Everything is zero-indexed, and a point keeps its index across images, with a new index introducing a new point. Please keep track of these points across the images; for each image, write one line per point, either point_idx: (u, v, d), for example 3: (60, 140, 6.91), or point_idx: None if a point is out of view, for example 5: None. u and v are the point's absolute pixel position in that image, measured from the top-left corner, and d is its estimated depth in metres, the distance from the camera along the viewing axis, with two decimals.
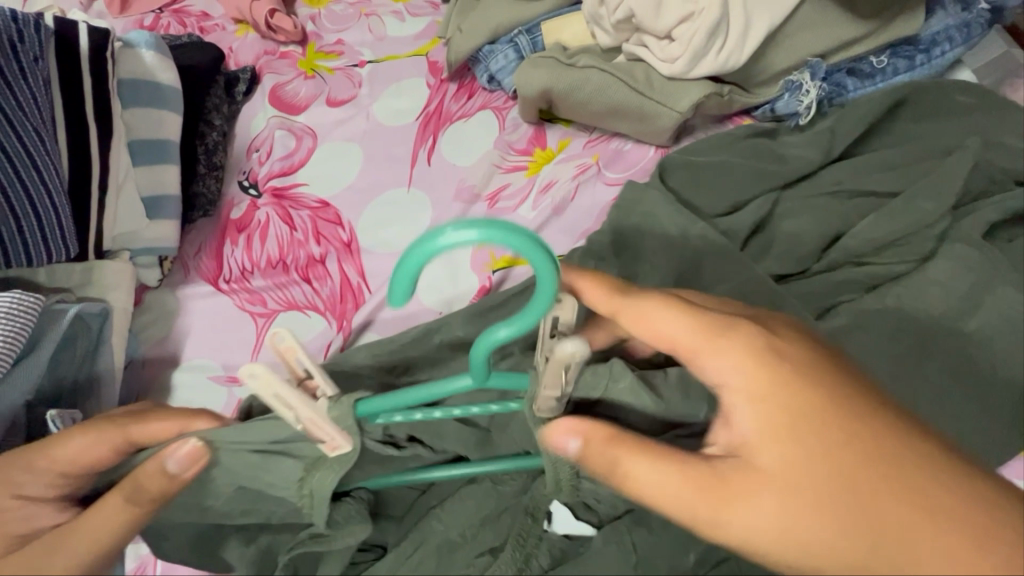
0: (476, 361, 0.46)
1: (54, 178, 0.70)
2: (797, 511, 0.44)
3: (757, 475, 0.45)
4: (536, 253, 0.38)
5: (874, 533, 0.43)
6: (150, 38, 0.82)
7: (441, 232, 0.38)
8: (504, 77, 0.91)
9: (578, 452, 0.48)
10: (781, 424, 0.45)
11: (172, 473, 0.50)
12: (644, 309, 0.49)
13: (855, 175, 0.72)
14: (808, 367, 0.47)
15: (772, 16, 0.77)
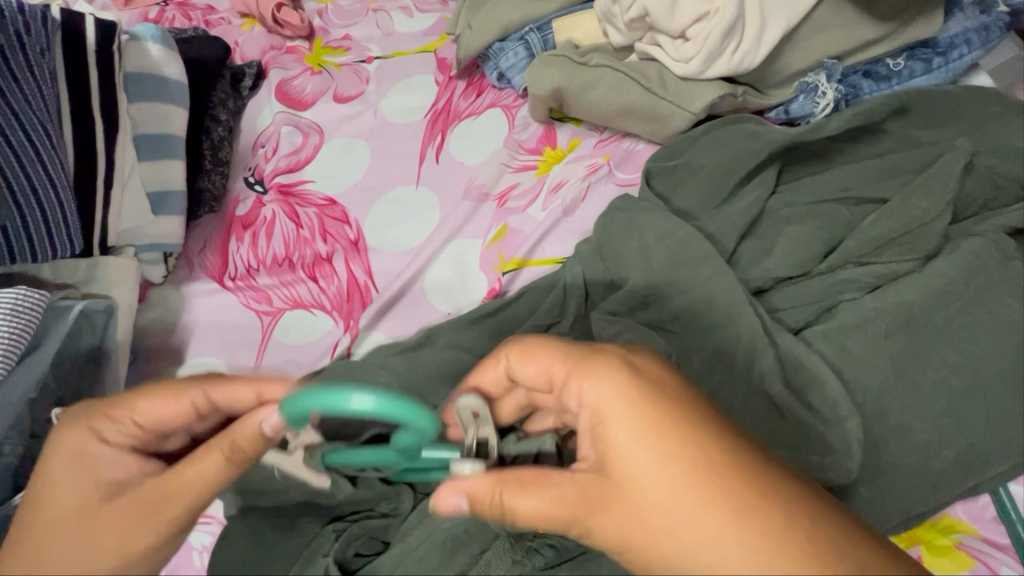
0: (394, 453, 0.47)
1: (59, 172, 0.70)
2: (690, 528, 0.40)
3: (631, 493, 0.42)
4: (404, 411, 0.39)
5: (750, 546, 0.39)
6: (157, 31, 0.81)
7: (315, 397, 0.38)
8: (513, 74, 0.89)
9: (471, 505, 0.45)
10: (645, 438, 0.42)
11: (267, 434, 0.47)
12: (510, 347, 0.49)
13: (877, 177, 0.70)
14: (668, 401, 0.44)
15: (788, 16, 0.76)
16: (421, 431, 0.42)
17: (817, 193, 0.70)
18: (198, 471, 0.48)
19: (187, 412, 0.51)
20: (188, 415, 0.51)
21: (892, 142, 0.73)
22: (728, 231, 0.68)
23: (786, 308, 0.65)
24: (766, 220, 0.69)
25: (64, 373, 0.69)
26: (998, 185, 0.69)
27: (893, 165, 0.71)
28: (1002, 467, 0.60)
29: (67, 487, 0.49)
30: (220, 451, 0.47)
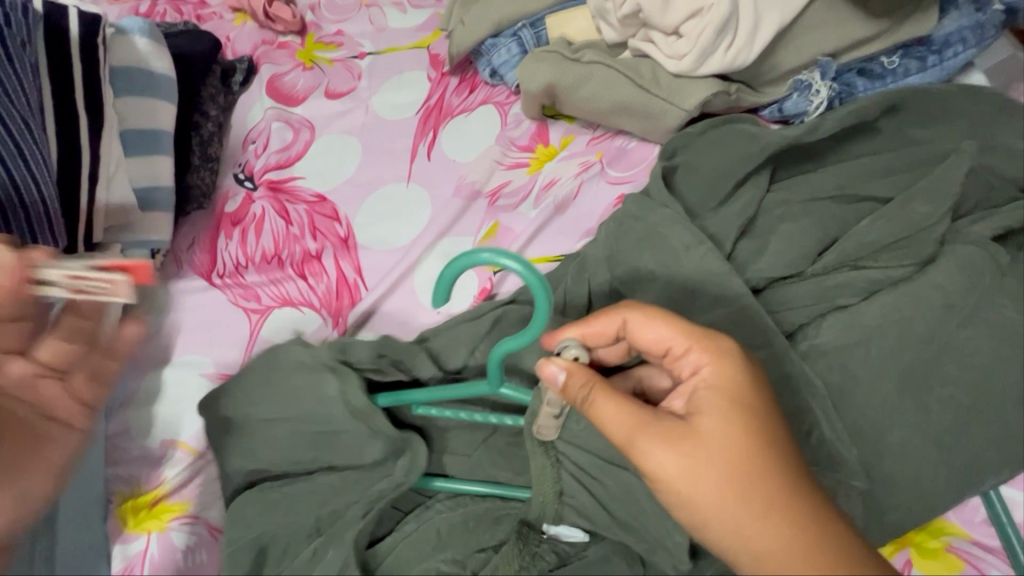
0: (492, 368, 0.53)
1: (41, 166, 0.68)
2: (727, 476, 0.45)
3: (702, 433, 0.46)
4: (540, 293, 0.49)
5: (768, 506, 0.45)
6: (144, 25, 0.80)
7: (481, 257, 0.49)
8: (506, 71, 0.88)
9: (563, 386, 0.48)
10: (727, 406, 0.47)
11: None
12: (631, 307, 0.51)
13: (870, 177, 0.70)
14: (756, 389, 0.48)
15: (782, 14, 0.75)
16: (524, 333, 0.51)
17: (811, 192, 0.69)
18: None
19: None
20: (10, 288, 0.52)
21: (886, 141, 0.72)
22: (721, 230, 0.67)
23: (780, 310, 0.64)
24: (760, 219, 0.69)
25: None
26: (993, 186, 0.69)
27: (887, 165, 0.70)
28: (994, 469, 0.59)
29: None
30: None
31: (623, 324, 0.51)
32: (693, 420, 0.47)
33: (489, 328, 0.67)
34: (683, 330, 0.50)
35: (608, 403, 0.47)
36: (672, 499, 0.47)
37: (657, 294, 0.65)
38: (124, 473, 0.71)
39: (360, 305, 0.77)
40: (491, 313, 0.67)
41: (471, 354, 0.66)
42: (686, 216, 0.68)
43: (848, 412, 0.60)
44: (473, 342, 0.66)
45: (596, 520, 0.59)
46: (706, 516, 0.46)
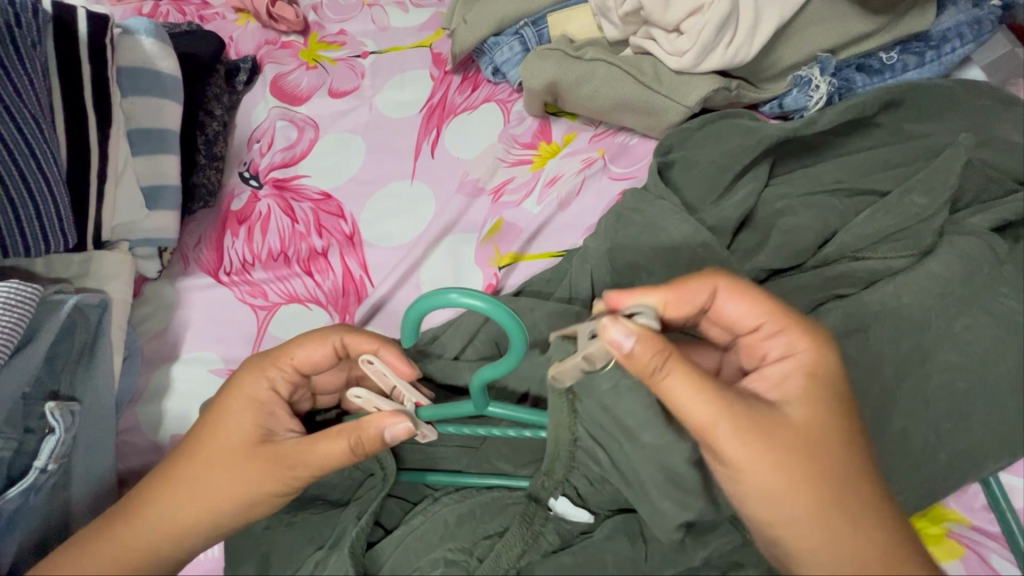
0: (475, 392, 0.53)
1: (52, 166, 0.69)
2: (806, 460, 0.46)
3: (791, 423, 0.47)
4: (514, 329, 0.48)
5: (833, 501, 0.46)
6: (150, 25, 0.81)
7: (446, 296, 0.47)
8: (508, 68, 0.89)
9: (630, 353, 0.44)
10: (808, 393, 0.49)
11: (385, 438, 0.52)
12: (757, 291, 0.52)
13: (870, 171, 0.71)
14: (841, 381, 0.50)
15: (782, 11, 0.76)
16: (501, 364, 0.50)
17: (810, 185, 0.70)
18: (329, 452, 0.53)
19: (330, 358, 0.58)
20: (332, 361, 0.58)
21: (884, 136, 0.73)
22: (722, 223, 0.68)
23: (781, 300, 0.65)
24: (760, 213, 0.70)
25: (59, 369, 0.69)
26: (990, 178, 0.70)
27: (887, 158, 0.71)
28: (995, 457, 0.60)
29: (231, 425, 0.56)
30: (346, 442, 0.52)
31: (717, 292, 0.51)
32: (783, 409, 0.48)
33: (483, 319, 0.68)
34: (760, 309, 0.51)
35: (683, 387, 0.45)
36: (748, 490, 0.47)
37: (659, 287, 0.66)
38: (134, 468, 0.72)
39: (367, 302, 0.78)
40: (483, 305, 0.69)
41: (470, 341, 0.68)
42: (687, 210, 0.69)
43: (851, 402, 0.60)
44: (471, 331, 0.68)
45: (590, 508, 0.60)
46: (790, 505, 0.46)
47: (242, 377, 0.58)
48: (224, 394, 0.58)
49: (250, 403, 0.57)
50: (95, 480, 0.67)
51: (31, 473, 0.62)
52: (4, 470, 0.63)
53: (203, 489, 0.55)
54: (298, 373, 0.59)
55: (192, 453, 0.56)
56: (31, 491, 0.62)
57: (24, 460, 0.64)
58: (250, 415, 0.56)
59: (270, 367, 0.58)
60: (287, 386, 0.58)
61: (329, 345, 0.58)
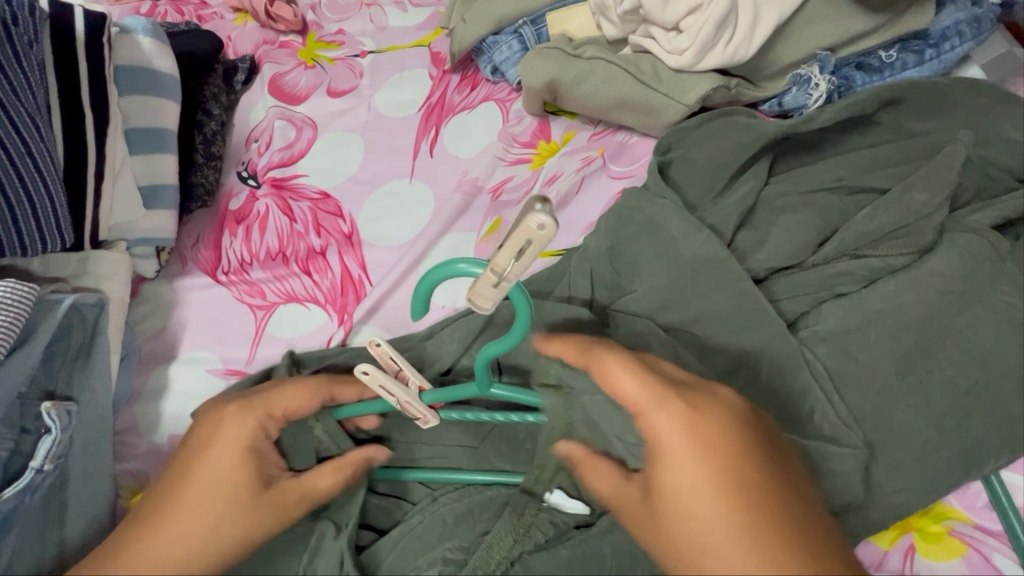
0: (478, 370, 0.55)
1: (48, 164, 0.69)
2: (710, 491, 0.44)
3: (675, 455, 0.46)
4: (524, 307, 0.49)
5: (764, 522, 0.43)
6: (148, 24, 0.81)
7: (456, 266, 0.48)
8: (507, 68, 0.89)
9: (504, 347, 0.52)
10: (671, 406, 0.47)
11: (370, 463, 0.60)
12: (604, 353, 0.51)
13: (870, 169, 0.71)
14: (736, 429, 0.47)
15: (781, 8, 0.76)
16: (506, 340, 0.51)
17: (810, 183, 0.70)
18: (325, 488, 0.57)
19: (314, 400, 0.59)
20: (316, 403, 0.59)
21: (884, 134, 0.73)
22: (722, 221, 0.68)
23: (783, 298, 0.65)
24: (759, 211, 0.70)
25: (56, 368, 0.68)
26: (990, 176, 0.70)
27: (886, 156, 0.71)
28: (995, 455, 0.60)
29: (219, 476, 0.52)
30: (338, 474, 0.57)
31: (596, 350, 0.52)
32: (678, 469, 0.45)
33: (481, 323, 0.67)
34: (639, 378, 0.49)
35: (599, 482, 0.52)
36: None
37: (658, 285, 0.65)
38: (132, 468, 0.72)
39: (366, 301, 0.78)
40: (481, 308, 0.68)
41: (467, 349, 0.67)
42: (687, 209, 0.69)
43: (851, 399, 0.60)
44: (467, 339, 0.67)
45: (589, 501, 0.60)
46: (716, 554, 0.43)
47: (227, 424, 0.55)
48: (207, 444, 0.54)
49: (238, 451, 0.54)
50: (93, 481, 0.67)
51: (28, 473, 0.62)
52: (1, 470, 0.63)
53: (146, 549, 0.50)
54: (284, 416, 0.57)
55: (144, 514, 0.52)
56: (27, 492, 0.62)
57: (20, 461, 0.64)
58: (238, 463, 0.53)
59: (261, 409, 0.56)
60: (274, 429, 0.57)
61: (310, 387, 0.59)
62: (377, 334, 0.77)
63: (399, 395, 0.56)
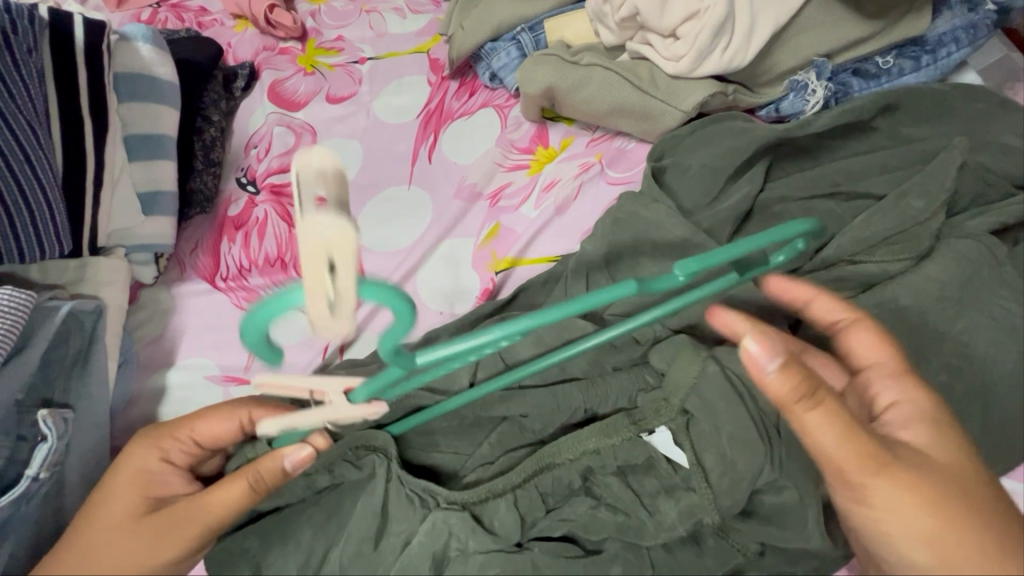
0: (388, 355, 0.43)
1: (47, 172, 0.69)
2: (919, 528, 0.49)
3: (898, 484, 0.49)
4: (392, 296, 0.41)
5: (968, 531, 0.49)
6: (148, 31, 0.81)
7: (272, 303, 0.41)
8: (505, 74, 0.89)
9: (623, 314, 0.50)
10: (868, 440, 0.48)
11: (286, 468, 0.57)
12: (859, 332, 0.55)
13: (866, 176, 0.71)
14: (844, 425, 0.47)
15: (778, 15, 0.77)
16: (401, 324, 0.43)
17: (806, 190, 0.70)
18: (225, 497, 0.58)
19: (234, 433, 0.61)
20: (236, 436, 0.62)
21: (881, 140, 0.73)
22: (719, 227, 0.68)
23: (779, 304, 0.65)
24: (756, 217, 0.70)
25: (53, 375, 0.68)
26: (987, 181, 0.70)
27: (884, 162, 0.71)
28: (992, 463, 0.60)
29: (120, 496, 0.59)
30: (245, 481, 0.57)
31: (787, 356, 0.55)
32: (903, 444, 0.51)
33: (489, 341, 0.66)
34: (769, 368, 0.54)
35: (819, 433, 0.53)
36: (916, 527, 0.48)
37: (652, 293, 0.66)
38: None
39: (364, 308, 0.78)
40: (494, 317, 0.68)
41: (475, 369, 0.64)
42: (684, 215, 0.69)
43: None
44: (475, 361, 0.64)
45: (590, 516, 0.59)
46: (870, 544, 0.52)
47: (133, 451, 0.61)
48: (117, 466, 0.61)
49: (144, 475, 0.60)
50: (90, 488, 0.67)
51: (23, 482, 0.61)
52: None
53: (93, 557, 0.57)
54: (198, 446, 0.62)
55: (84, 516, 0.59)
56: (23, 500, 0.62)
57: (16, 469, 0.63)
58: (142, 487, 0.60)
59: (165, 438, 0.61)
60: (184, 456, 0.62)
61: (229, 416, 0.61)
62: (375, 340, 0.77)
63: (323, 406, 0.48)
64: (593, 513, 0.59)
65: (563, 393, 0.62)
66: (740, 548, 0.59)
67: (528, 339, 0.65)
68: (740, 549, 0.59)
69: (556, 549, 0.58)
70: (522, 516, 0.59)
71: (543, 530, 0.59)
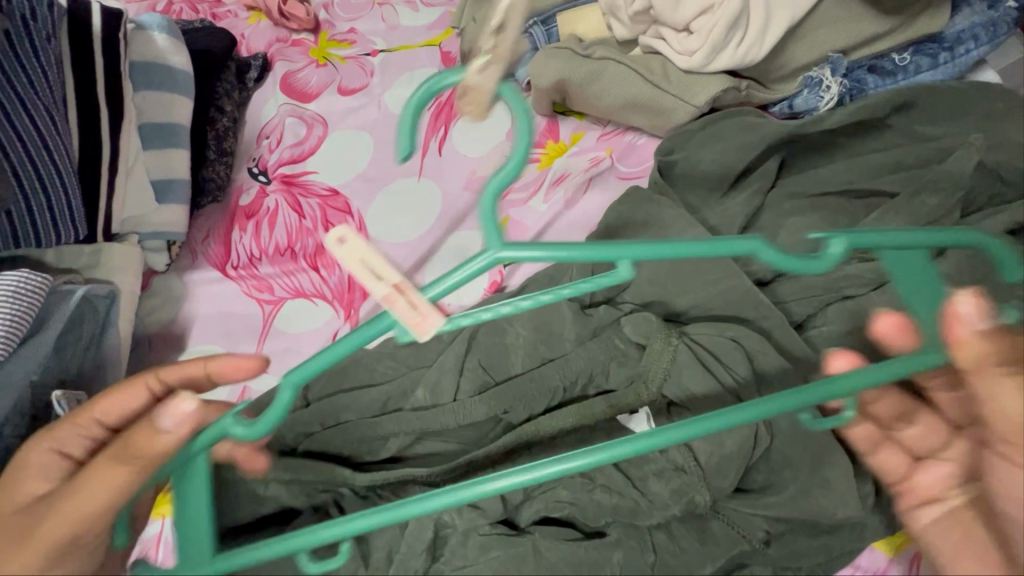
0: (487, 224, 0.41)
1: (64, 157, 0.70)
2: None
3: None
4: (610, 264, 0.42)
5: None
6: (163, 21, 0.82)
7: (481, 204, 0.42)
8: (517, 67, 0.89)
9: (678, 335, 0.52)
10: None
11: (167, 426, 0.44)
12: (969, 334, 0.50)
13: (881, 173, 0.70)
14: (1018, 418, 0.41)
15: (793, 11, 0.76)
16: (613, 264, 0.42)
17: (819, 186, 0.70)
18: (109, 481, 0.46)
19: (144, 400, 0.53)
20: (146, 402, 0.53)
21: (895, 137, 0.72)
22: (727, 224, 0.68)
23: (787, 302, 0.66)
24: (767, 213, 0.70)
25: (66, 358, 0.69)
26: (1002, 180, 0.69)
27: (898, 160, 0.70)
28: None
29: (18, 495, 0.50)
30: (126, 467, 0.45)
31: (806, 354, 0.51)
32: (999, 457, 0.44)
33: (468, 346, 0.65)
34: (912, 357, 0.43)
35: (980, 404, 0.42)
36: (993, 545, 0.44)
37: (657, 288, 0.66)
38: None
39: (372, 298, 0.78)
40: (467, 328, 0.66)
41: (461, 373, 0.64)
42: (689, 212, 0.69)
43: None
44: (459, 363, 0.64)
45: (596, 504, 0.58)
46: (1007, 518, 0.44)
47: (32, 446, 0.52)
48: (13, 467, 0.52)
49: (34, 471, 0.51)
50: None
51: None
52: (11, 456, 0.63)
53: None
54: (101, 424, 0.53)
55: None
56: None
57: None
58: (36, 482, 0.50)
59: (61, 426, 0.52)
60: (80, 442, 0.52)
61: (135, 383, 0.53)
62: None
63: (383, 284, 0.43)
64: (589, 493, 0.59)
65: (542, 378, 0.62)
66: (745, 534, 0.58)
67: (502, 335, 0.65)
68: (745, 535, 0.58)
69: (560, 533, 0.58)
70: (504, 495, 0.59)
71: (540, 512, 0.59)
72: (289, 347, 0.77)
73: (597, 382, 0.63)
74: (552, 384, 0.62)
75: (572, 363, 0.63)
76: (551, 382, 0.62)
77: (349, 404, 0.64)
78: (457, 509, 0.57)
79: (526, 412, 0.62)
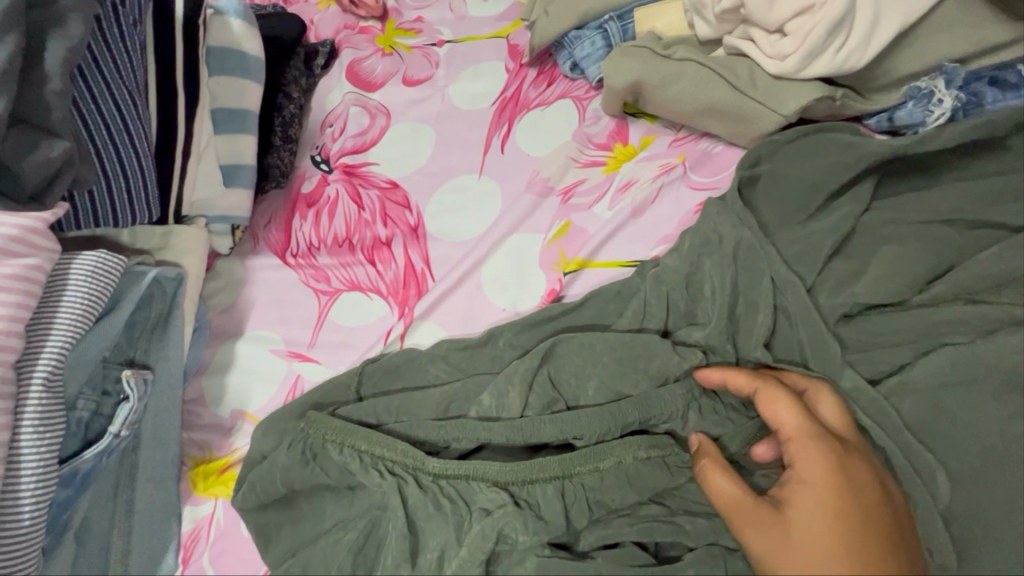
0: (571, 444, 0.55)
1: (142, 140, 0.71)
2: (819, 502, 0.48)
3: (809, 505, 0.48)
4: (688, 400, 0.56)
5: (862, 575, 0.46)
6: (240, 7, 0.83)
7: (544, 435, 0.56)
8: (588, 64, 0.85)
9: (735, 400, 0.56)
10: (831, 459, 0.50)
11: None
12: (828, 392, 0.56)
13: (997, 201, 0.63)
14: (802, 426, 0.52)
15: (905, 13, 0.68)
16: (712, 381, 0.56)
17: (922, 213, 0.63)
18: None
19: None
20: None
21: (1016, 161, 0.64)
22: (813, 248, 0.63)
23: (881, 340, 0.60)
24: (858, 239, 0.64)
25: (135, 337, 0.71)
26: None
27: (1020, 187, 0.62)
28: None
29: None
30: None
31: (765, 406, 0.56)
32: (849, 473, 0.50)
33: (542, 361, 0.62)
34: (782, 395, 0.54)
35: (778, 412, 0.53)
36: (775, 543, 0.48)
37: (728, 312, 0.62)
38: (196, 439, 0.74)
39: (427, 297, 0.77)
40: (543, 343, 0.63)
41: (530, 389, 0.61)
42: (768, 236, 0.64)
43: (945, 459, 0.55)
44: (529, 378, 0.61)
45: (669, 531, 0.55)
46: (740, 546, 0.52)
47: None
48: None
49: None
50: (162, 447, 0.70)
51: (105, 437, 0.65)
52: (82, 429, 0.66)
53: None
54: None
55: None
56: (105, 454, 0.65)
57: (100, 422, 0.67)
58: None
59: None
60: None
61: None
62: (435, 330, 0.76)
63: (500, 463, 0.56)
64: (667, 523, 0.56)
65: (617, 412, 0.59)
66: None
67: (584, 358, 0.62)
68: None
69: (623, 558, 0.54)
70: (568, 517, 0.56)
71: (608, 537, 0.56)
72: (342, 340, 0.77)
73: (675, 427, 0.60)
74: (629, 420, 0.59)
75: (648, 398, 0.60)
76: (625, 408, 0.59)
77: (413, 405, 0.63)
78: (521, 526, 0.55)
79: (597, 436, 0.59)
